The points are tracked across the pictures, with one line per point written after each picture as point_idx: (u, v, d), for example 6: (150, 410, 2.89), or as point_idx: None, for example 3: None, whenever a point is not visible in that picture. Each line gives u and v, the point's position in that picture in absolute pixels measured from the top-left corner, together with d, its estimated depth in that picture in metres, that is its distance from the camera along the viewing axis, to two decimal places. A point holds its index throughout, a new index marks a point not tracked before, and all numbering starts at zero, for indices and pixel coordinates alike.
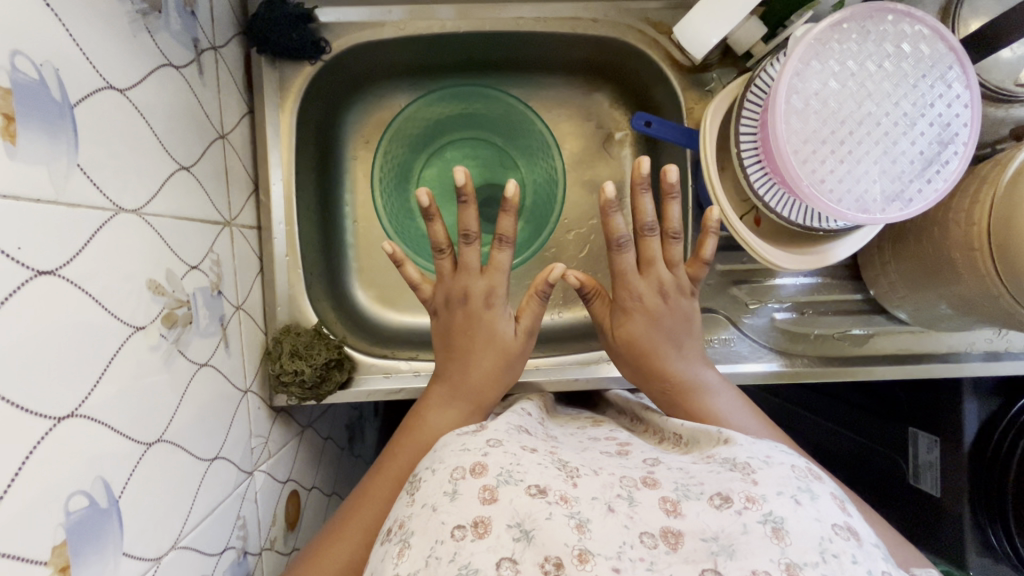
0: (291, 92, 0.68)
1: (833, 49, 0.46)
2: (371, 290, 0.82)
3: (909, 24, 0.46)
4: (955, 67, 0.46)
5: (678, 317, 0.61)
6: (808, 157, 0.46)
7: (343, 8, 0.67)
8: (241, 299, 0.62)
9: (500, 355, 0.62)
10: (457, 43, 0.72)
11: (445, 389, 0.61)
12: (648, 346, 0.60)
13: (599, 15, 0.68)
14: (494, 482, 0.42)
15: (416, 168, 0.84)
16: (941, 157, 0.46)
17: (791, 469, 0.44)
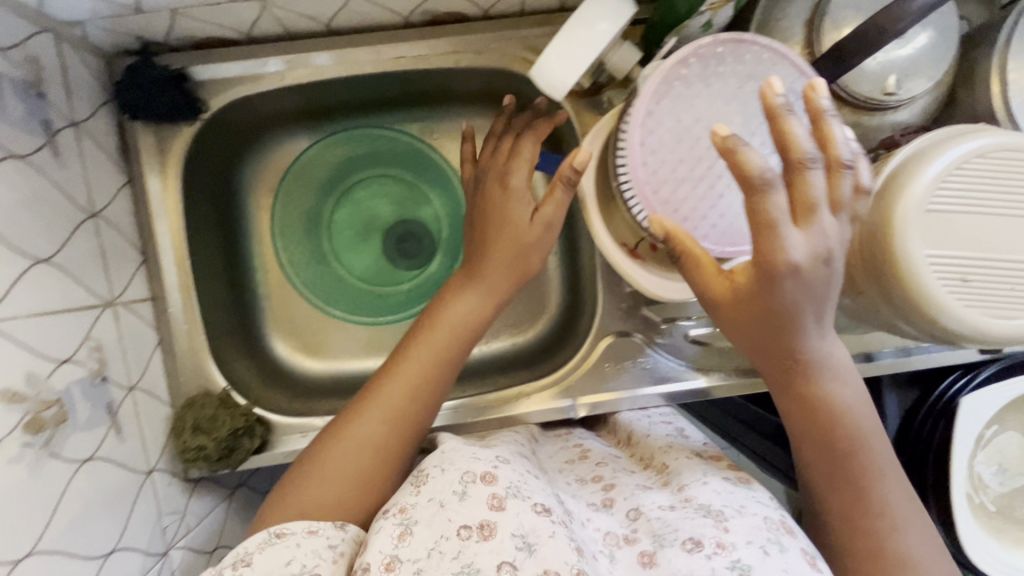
0: (172, 156, 0.65)
1: (677, 89, 0.46)
2: (290, 341, 0.80)
3: (757, 51, 0.45)
4: (811, 91, 0.45)
5: (813, 236, 0.40)
6: (667, 198, 0.47)
7: (214, 65, 0.64)
8: (136, 379, 0.60)
9: (512, 277, 0.60)
10: (344, 87, 0.70)
11: (467, 274, 0.62)
12: (789, 315, 0.43)
13: (481, 48, 0.67)
14: (502, 492, 0.49)
15: (326, 212, 0.82)
16: None
17: (763, 521, 0.49)
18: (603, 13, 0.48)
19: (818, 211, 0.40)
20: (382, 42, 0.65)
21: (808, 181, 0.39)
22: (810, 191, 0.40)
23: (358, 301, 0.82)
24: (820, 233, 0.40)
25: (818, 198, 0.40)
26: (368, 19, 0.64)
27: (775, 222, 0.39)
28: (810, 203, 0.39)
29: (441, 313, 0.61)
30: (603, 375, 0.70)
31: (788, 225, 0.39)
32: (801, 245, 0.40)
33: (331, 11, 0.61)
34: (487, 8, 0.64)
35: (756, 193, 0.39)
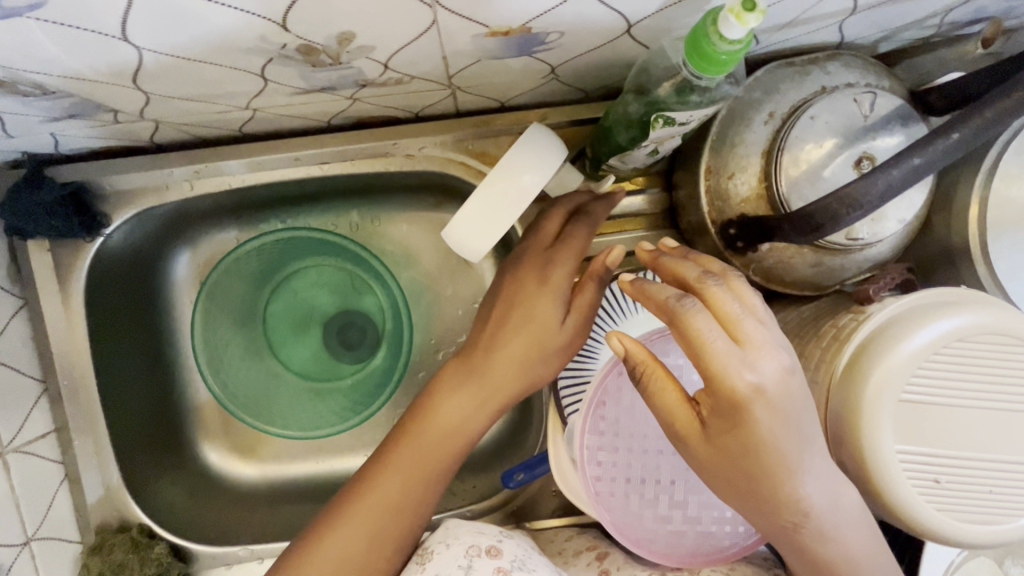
0: (72, 272, 0.60)
1: (607, 407, 0.49)
2: (222, 446, 0.74)
3: None
4: None
5: (767, 358, 0.36)
6: (645, 522, 0.50)
7: (115, 176, 0.58)
8: (33, 527, 0.55)
9: (518, 380, 0.51)
10: (267, 188, 0.64)
11: (457, 368, 0.53)
12: (768, 451, 0.37)
13: (412, 151, 0.61)
14: (508, 565, 0.47)
15: (261, 304, 0.77)
16: None
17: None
18: (527, 164, 0.43)
19: (745, 326, 0.37)
20: (301, 147, 0.59)
21: (716, 294, 0.38)
22: (728, 306, 0.37)
23: (297, 397, 0.76)
24: (768, 350, 0.36)
25: (738, 312, 0.37)
26: (284, 126, 0.58)
27: (718, 350, 0.36)
28: (733, 319, 0.37)
29: (444, 402, 0.52)
30: (549, 498, 0.65)
31: (732, 350, 0.36)
32: (755, 366, 0.36)
33: (237, 122, 0.55)
34: (416, 112, 0.58)
35: (679, 312, 0.37)
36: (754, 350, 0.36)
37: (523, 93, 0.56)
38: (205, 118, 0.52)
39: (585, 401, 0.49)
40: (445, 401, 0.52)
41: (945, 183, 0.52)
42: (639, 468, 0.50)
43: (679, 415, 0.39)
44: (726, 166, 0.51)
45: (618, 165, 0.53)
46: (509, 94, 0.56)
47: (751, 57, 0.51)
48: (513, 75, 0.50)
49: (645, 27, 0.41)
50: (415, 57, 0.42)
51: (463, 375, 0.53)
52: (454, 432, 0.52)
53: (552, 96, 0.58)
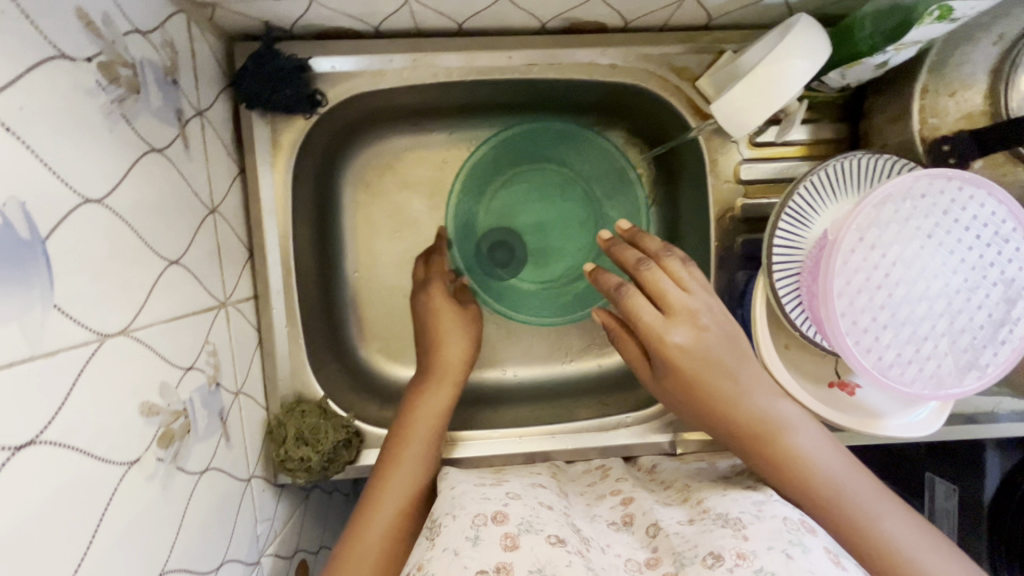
0: (284, 149, 0.62)
1: (869, 233, 0.44)
2: (374, 344, 0.78)
3: (928, 183, 0.43)
4: (1001, 207, 0.43)
5: (706, 310, 0.51)
6: (872, 353, 0.44)
7: (337, 57, 0.61)
8: (241, 383, 0.58)
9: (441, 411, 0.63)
10: (462, 89, 0.67)
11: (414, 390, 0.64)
12: (704, 370, 0.50)
13: (617, 61, 0.63)
14: (514, 530, 0.46)
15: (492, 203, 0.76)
16: (1011, 316, 0.44)
17: (782, 522, 0.45)
18: (801, 49, 0.45)
19: (691, 282, 0.52)
20: (512, 48, 0.62)
21: (673, 265, 0.53)
22: (661, 283, 0.51)
23: (510, 297, 0.74)
24: (686, 320, 0.50)
25: (689, 274, 0.53)
26: (506, 22, 0.60)
27: (650, 322, 0.50)
28: (681, 276, 0.52)
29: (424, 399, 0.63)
30: None
31: (659, 317, 0.50)
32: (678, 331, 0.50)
33: (469, 12, 0.57)
34: (627, 21, 0.60)
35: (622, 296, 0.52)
36: (701, 302, 0.51)
37: (739, 9, 0.58)
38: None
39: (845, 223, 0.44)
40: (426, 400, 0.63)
41: None
42: (886, 311, 0.44)
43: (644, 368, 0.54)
44: (946, 85, 0.54)
45: (833, 80, 0.56)
46: (726, 9, 0.59)
47: None
48: None
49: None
50: None
51: (435, 379, 0.65)
52: (434, 428, 0.61)
53: (762, 16, 0.60)
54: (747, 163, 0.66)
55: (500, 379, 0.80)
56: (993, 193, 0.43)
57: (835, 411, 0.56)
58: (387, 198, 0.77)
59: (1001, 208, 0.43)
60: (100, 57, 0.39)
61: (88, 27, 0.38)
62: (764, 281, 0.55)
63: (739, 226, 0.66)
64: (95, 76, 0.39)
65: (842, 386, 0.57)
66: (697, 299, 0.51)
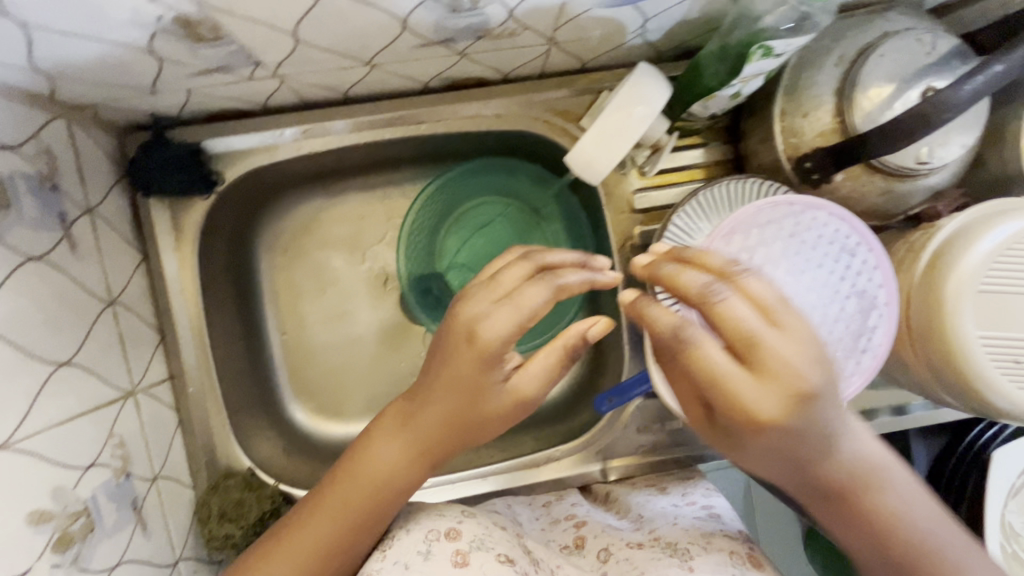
0: (187, 230, 0.64)
1: (722, 260, 0.46)
2: (309, 404, 0.78)
3: (770, 210, 0.47)
4: (843, 226, 0.47)
5: (812, 366, 0.36)
6: None
7: (229, 137, 0.63)
8: (159, 468, 0.58)
9: (447, 440, 0.50)
10: (360, 151, 0.69)
11: (393, 418, 0.51)
12: (801, 437, 0.38)
13: (501, 111, 0.66)
14: (466, 547, 0.48)
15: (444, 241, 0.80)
16: (868, 324, 0.46)
17: (728, 557, 0.50)
18: (639, 98, 0.48)
19: (782, 313, 0.37)
20: (400, 110, 0.64)
21: (751, 286, 0.38)
22: (739, 317, 0.37)
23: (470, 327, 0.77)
24: (780, 387, 0.36)
25: (772, 299, 0.38)
26: (387, 87, 0.63)
27: (722, 370, 0.36)
28: (768, 304, 0.37)
29: (375, 443, 0.51)
30: (633, 437, 0.69)
31: (736, 369, 0.36)
32: (770, 399, 0.36)
33: (348, 83, 0.60)
34: (504, 74, 0.63)
35: (686, 345, 0.37)
36: (801, 346, 0.36)
37: (606, 52, 0.62)
38: (326, 76, 0.57)
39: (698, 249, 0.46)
40: (381, 444, 0.50)
41: (995, 119, 0.58)
42: None
43: (694, 409, 0.41)
44: (799, 106, 0.57)
45: (697, 113, 0.59)
46: (593, 53, 0.62)
47: None
48: (608, 30, 0.56)
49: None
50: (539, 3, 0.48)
51: (406, 425, 0.50)
52: (385, 487, 0.50)
53: (630, 56, 0.63)
54: (639, 192, 0.69)
55: None
56: (833, 211, 0.46)
57: None
58: (311, 257, 0.79)
59: (844, 228, 0.47)
60: None
61: None
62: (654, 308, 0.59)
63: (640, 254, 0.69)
64: None
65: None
66: (792, 340, 0.36)
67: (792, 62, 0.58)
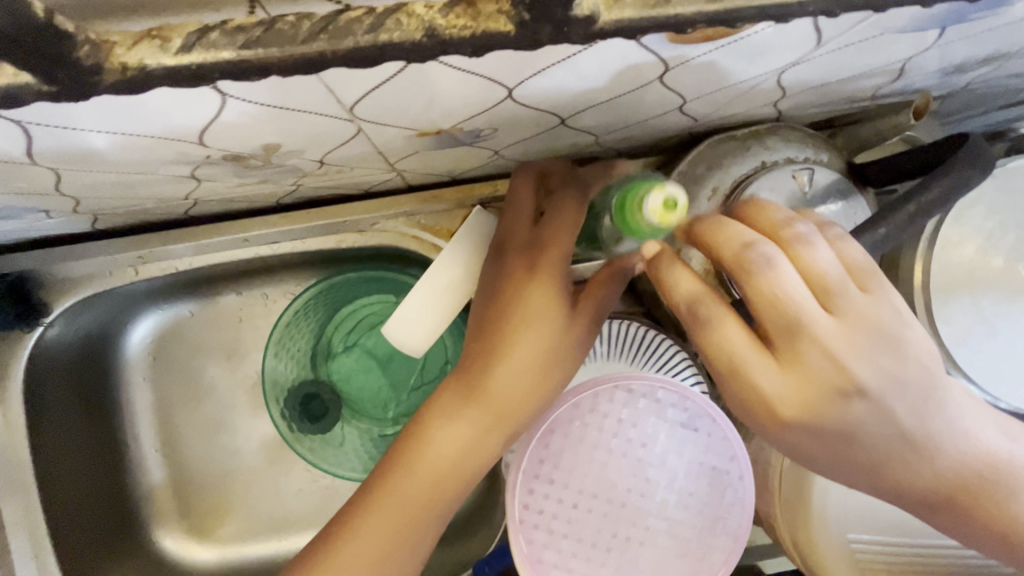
0: (11, 365, 0.58)
1: (541, 460, 0.42)
2: (179, 527, 0.72)
3: (590, 395, 0.43)
4: (675, 401, 0.43)
5: (834, 360, 0.33)
6: None
7: (55, 262, 0.57)
8: None
9: (499, 420, 0.41)
10: (218, 264, 0.63)
11: (455, 393, 0.42)
12: (831, 419, 0.34)
13: (364, 227, 0.60)
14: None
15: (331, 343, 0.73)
16: (725, 505, 0.42)
17: None
18: (455, 259, 0.47)
19: (838, 295, 0.34)
20: (249, 228, 0.58)
21: (809, 257, 0.34)
22: (789, 293, 0.33)
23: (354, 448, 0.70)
24: (806, 375, 0.33)
25: (830, 276, 0.34)
26: (234, 207, 0.57)
27: (745, 360, 0.33)
28: (827, 284, 0.34)
29: (432, 424, 0.42)
30: None
31: (759, 355, 0.33)
32: (786, 382, 0.33)
33: (180, 209, 0.54)
34: (366, 189, 0.57)
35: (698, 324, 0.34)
36: (858, 340, 0.33)
37: (476, 167, 0.55)
38: (146, 207, 0.51)
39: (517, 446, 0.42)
40: (437, 429, 0.42)
41: (891, 249, 0.53)
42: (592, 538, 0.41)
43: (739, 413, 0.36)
44: None
45: None
46: (460, 170, 0.56)
47: (695, 128, 0.52)
48: (461, 158, 0.49)
49: (590, 113, 0.41)
50: (350, 153, 0.42)
51: (469, 401, 0.41)
52: (455, 467, 0.42)
53: (504, 168, 0.57)
54: None
55: None
56: (659, 383, 0.42)
57: None
58: (183, 365, 0.73)
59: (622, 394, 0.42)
60: None
61: None
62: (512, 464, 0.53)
63: None
64: None
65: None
66: (819, 357, 0.33)
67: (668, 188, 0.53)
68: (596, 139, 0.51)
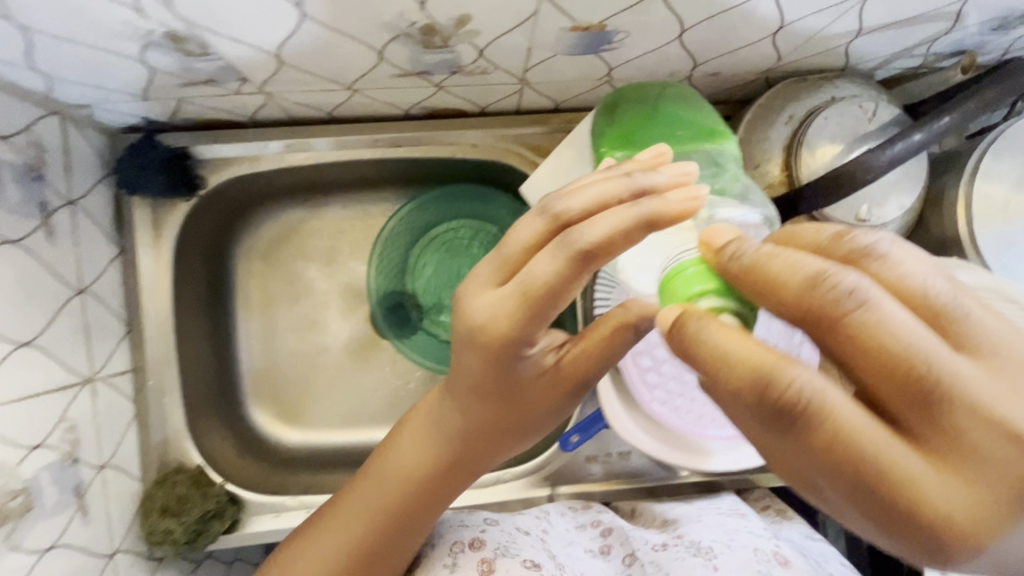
0: (167, 230, 0.67)
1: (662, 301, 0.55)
2: (270, 408, 0.79)
3: None
4: None
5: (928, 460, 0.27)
6: (677, 399, 0.57)
7: (216, 144, 0.66)
8: (107, 457, 0.59)
9: (455, 434, 0.49)
10: (342, 166, 0.72)
11: (428, 407, 0.51)
12: (977, 480, 0.26)
13: (476, 141, 0.70)
14: (491, 556, 0.54)
15: (419, 253, 0.82)
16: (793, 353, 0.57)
17: (754, 554, 0.57)
18: None
19: (963, 319, 0.28)
20: (381, 132, 0.68)
21: (876, 322, 0.27)
22: (892, 327, 0.27)
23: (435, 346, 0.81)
24: (998, 475, 0.26)
25: (925, 277, 0.29)
26: (372, 110, 0.66)
27: (843, 412, 0.27)
28: (903, 287, 0.29)
29: (399, 445, 0.51)
30: (582, 465, 0.70)
31: (858, 413, 0.27)
32: (918, 459, 0.27)
33: (330, 105, 0.64)
34: (486, 105, 0.67)
35: (817, 410, 0.27)
36: (1021, 385, 0.27)
37: (578, 94, 0.66)
38: (311, 96, 0.61)
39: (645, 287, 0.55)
40: (396, 455, 0.51)
41: (937, 185, 0.62)
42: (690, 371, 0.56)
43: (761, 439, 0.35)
44: (752, 158, 0.61)
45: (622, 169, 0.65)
46: (567, 94, 0.65)
47: (770, 73, 0.62)
48: (579, 73, 0.59)
49: (707, 26, 0.51)
50: (509, 44, 0.51)
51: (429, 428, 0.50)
52: (412, 475, 0.50)
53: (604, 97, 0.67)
54: None
55: None
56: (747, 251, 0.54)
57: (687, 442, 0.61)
58: (286, 265, 0.81)
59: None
60: None
61: None
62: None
63: None
64: None
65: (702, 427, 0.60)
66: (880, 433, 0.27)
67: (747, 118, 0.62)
68: (687, 73, 0.61)
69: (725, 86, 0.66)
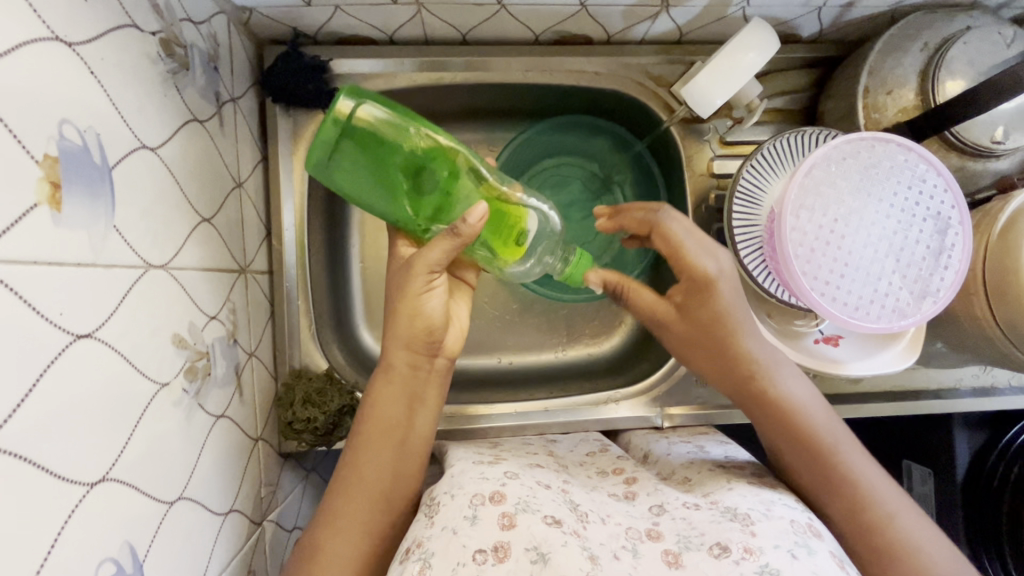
0: (303, 141, 0.69)
1: (810, 186, 0.50)
2: (377, 329, 0.81)
3: (848, 143, 0.51)
4: (924, 161, 0.51)
5: (739, 314, 0.55)
6: (830, 290, 0.50)
7: (354, 59, 0.69)
8: (254, 346, 0.62)
9: (399, 405, 0.55)
10: (467, 90, 0.74)
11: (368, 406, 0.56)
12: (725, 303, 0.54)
13: (602, 69, 0.72)
14: (512, 509, 0.47)
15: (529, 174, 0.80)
16: (947, 244, 0.50)
17: (790, 524, 0.48)
18: (755, 44, 0.56)
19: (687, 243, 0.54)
20: (514, 55, 0.71)
21: (670, 225, 0.55)
22: (680, 233, 0.55)
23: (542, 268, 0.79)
24: (710, 256, 0.54)
25: (683, 236, 0.55)
26: (507, 32, 0.69)
27: (685, 245, 0.54)
28: (680, 238, 0.54)
29: (377, 387, 0.55)
30: (692, 388, 0.73)
31: (690, 245, 0.54)
32: (712, 262, 0.54)
33: (470, 24, 0.66)
34: (616, 32, 0.69)
35: (659, 218, 0.56)
36: (712, 247, 0.55)
37: (705, 25, 0.68)
38: (458, 11, 0.63)
39: (794, 171, 0.50)
40: (381, 390, 0.55)
41: None
42: (840, 262, 0.50)
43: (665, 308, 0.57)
44: (884, 85, 0.63)
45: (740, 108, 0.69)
46: (697, 23, 0.67)
47: (901, 5, 0.64)
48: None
49: None
50: None
51: (394, 371, 0.55)
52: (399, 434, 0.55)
53: (730, 29, 0.69)
54: (718, 159, 0.73)
55: (496, 367, 0.84)
56: (902, 142, 0.50)
57: (807, 357, 0.63)
58: None
59: (917, 158, 0.50)
60: (161, 34, 0.46)
61: (154, 9, 0.45)
62: (734, 260, 0.63)
63: (713, 215, 0.73)
64: (156, 48, 0.45)
65: (827, 340, 0.64)
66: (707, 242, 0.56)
67: (878, 47, 0.64)
68: (823, 1, 0.63)
69: (850, 21, 0.68)
